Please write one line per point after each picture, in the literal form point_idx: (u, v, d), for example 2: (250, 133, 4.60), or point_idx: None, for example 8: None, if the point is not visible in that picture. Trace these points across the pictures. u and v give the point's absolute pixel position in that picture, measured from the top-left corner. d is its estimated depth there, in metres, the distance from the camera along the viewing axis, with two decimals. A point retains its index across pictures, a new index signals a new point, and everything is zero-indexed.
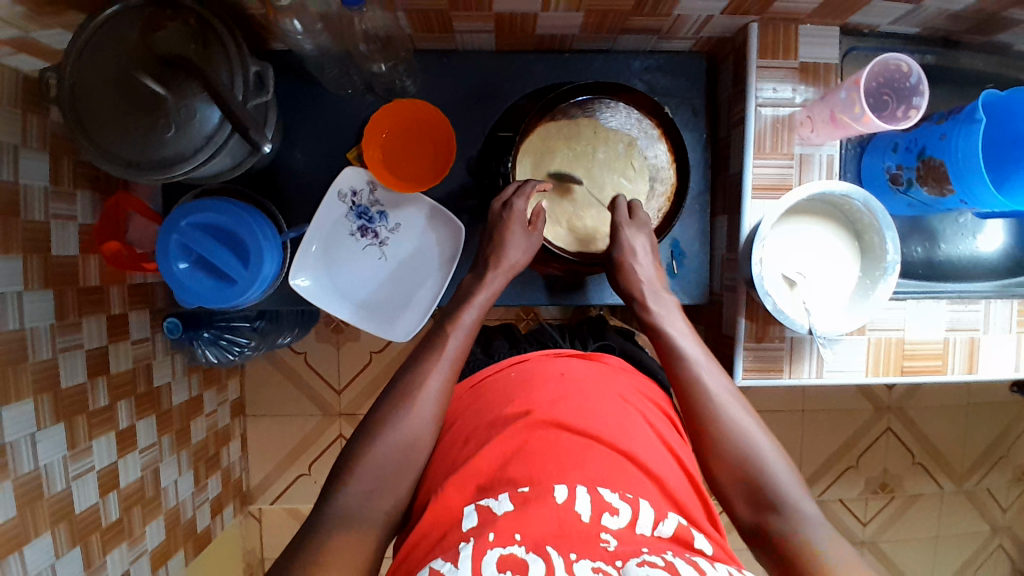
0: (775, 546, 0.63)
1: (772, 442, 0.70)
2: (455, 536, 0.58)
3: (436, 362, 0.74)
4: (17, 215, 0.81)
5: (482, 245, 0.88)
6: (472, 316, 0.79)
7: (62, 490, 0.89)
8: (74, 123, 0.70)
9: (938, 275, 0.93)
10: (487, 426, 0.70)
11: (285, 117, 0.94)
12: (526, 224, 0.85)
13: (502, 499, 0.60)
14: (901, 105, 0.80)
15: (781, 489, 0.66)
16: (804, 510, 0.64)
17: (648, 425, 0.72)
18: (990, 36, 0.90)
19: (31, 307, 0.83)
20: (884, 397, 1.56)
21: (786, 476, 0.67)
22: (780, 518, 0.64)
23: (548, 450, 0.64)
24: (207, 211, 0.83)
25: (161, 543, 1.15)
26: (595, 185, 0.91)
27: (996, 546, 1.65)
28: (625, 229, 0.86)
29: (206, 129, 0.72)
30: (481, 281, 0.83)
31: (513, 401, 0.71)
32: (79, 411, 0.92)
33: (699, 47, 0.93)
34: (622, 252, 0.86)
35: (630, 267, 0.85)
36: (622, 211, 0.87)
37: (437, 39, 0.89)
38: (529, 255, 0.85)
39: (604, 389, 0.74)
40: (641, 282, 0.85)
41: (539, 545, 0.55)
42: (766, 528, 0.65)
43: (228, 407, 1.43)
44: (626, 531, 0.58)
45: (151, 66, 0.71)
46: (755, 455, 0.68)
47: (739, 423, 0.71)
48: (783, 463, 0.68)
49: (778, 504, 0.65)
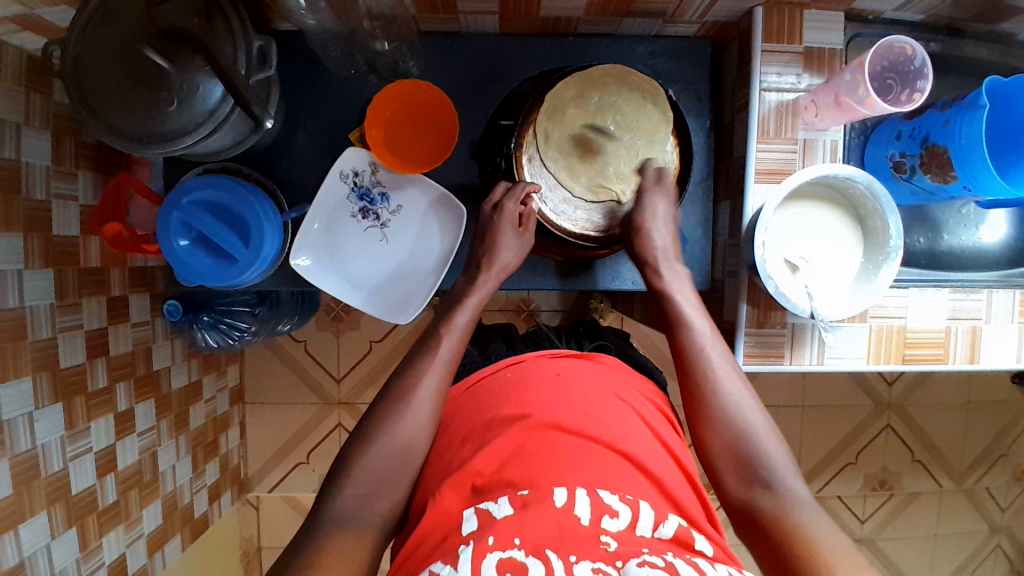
0: (763, 521, 0.64)
1: (765, 415, 0.71)
2: (455, 540, 0.58)
3: (431, 363, 0.74)
4: (19, 193, 0.81)
5: (474, 247, 0.87)
6: (466, 316, 0.79)
7: (59, 469, 0.89)
8: (78, 97, 0.71)
9: (940, 265, 0.93)
10: (483, 427, 0.70)
11: (288, 98, 0.94)
12: (517, 225, 0.85)
13: (502, 502, 0.60)
14: (904, 88, 0.80)
15: (771, 464, 0.67)
16: (792, 488, 0.65)
17: (643, 422, 0.73)
18: (995, 24, 0.89)
19: (31, 285, 0.83)
20: (884, 394, 1.56)
21: (777, 454, 0.68)
22: (770, 496, 0.65)
23: (548, 454, 0.63)
24: (203, 188, 0.83)
25: (158, 527, 1.14)
26: (609, 149, 0.87)
27: (995, 546, 1.64)
28: (649, 192, 0.85)
29: (208, 104, 0.72)
30: (472, 283, 0.82)
31: (510, 402, 0.71)
32: (78, 391, 0.92)
33: (703, 32, 0.93)
34: (642, 216, 0.84)
35: (647, 234, 0.83)
36: (649, 176, 0.86)
37: (441, 20, 0.89)
38: (521, 257, 0.85)
39: (601, 387, 0.75)
40: (655, 248, 0.83)
41: (538, 548, 0.55)
42: (751, 501, 0.66)
43: (227, 394, 1.42)
44: (626, 534, 0.58)
45: (152, 39, 0.70)
46: (749, 430, 0.69)
47: (736, 398, 0.71)
48: (776, 439, 0.69)
49: (770, 481, 0.66)
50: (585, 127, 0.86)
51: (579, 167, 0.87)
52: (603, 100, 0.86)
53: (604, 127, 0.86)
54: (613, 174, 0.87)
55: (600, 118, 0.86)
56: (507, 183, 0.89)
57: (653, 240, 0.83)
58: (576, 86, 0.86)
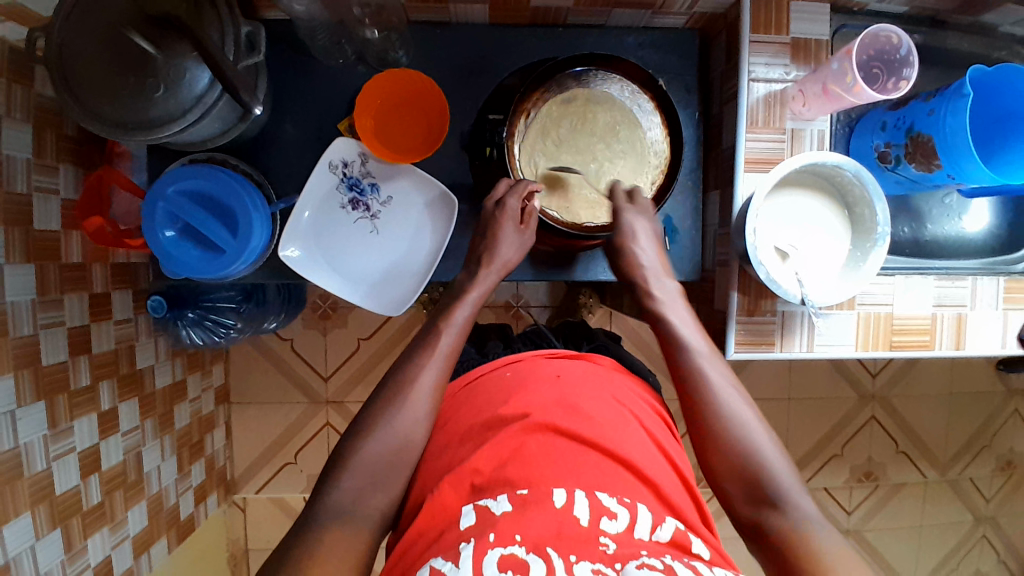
0: (775, 543, 0.63)
1: (769, 432, 0.70)
2: (453, 535, 0.58)
3: (428, 358, 0.73)
4: (0, 186, 0.79)
5: (475, 240, 0.87)
6: (464, 313, 0.78)
7: (43, 469, 0.87)
8: (62, 85, 0.70)
9: (924, 253, 0.95)
10: (481, 426, 0.69)
11: (275, 89, 0.93)
12: (518, 221, 0.85)
13: (501, 499, 0.59)
14: (891, 77, 0.82)
15: (779, 484, 0.66)
16: (802, 509, 0.64)
17: (644, 429, 0.71)
18: (977, 15, 0.92)
19: (12, 282, 0.81)
20: (868, 385, 1.58)
21: (786, 475, 0.67)
22: (778, 516, 0.64)
23: (546, 456, 0.63)
24: (190, 177, 0.82)
25: (143, 530, 1.12)
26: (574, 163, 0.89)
27: (980, 535, 1.67)
28: (625, 212, 0.86)
29: (195, 91, 0.71)
30: (473, 277, 0.82)
31: (507, 402, 0.70)
32: (61, 390, 0.90)
33: (692, 23, 0.94)
34: (621, 236, 0.85)
35: (630, 251, 0.84)
36: (621, 197, 0.87)
37: (431, 10, 0.89)
38: (522, 253, 0.84)
39: (599, 389, 0.74)
40: (642, 267, 0.84)
41: (538, 546, 0.55)
42: (764, 525, 0.65)
43: (212, 393, 1.40)
44: (624, 536, 0.58)
45: (139, 24, 0.69)
46: (754, 450, 0.68)
47: (739, 415, 0.70)
48: (783, 457, 0.68)
49: (778, 501, 0.65)
50: (575, 147, 0.89)
51: (547, 145, 0.88)
52: (609, 137, 0.90)
53: (592, 144, 0.89)
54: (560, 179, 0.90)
55: (591, 144, 0.89)
56: (508, 180, 0.88)
57: (641, 259, 0.84)
58: (613, 110, 0.89)
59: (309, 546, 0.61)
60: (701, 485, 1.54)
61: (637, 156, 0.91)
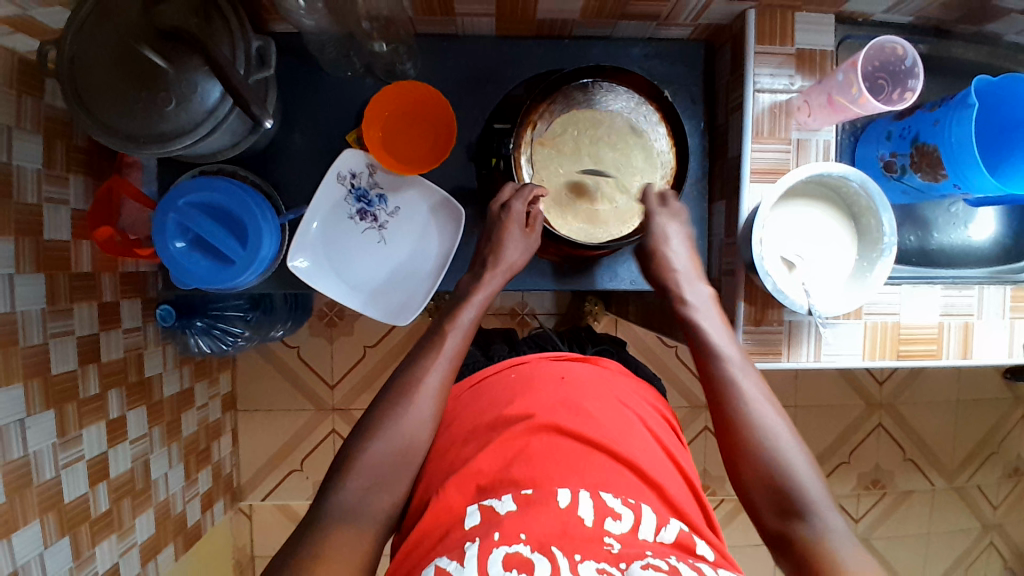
0: (799, 554, 0.63)
1: (801, 445, 0.70)
2: (457, 536, 0.58)
3: (435, 360, 0.74)
4: (12, 197, 0.80)
5: (480, 244, 0.87)
6: (469, 314, 0.79)
7: (51, 478, 0.87)
8: (74, 98, 0.70)
9: (930, 262, 0.95)
10: (486, 426, 0.69)
11: (284, 100, 0.94)
12: (524, 225, 0.85)
13: (505, 499, 0.60)
14: (896, 88, 0.82)
15: (807, 497, 0.66)
16: (829, 521, 0.64)
17: (646, 429, 0.72)
18: (982, 25, 0.92)
19: (22, 291, 0.82)
20: (876, 394, 1.57)
21: (814, 487, 0.66)
22: (806, 527, 0.64)
23: (551, 456, 0.63)
24: (201, 189, 0.83)
25: (150, 537, 1.12)
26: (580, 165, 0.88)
27: (988, 543, 1.66)
28: (656, 215, 0.87)
29: (207, 104, 0.72)
30: (478, 280, 0.82)
31: (513, 403, 0.70)
32: (70, 398, 0.91)
33: (697, 34, 0.95)
34: (654, 239, 0.86)
35: (663, 255, 0.85)
36: (653, 201, 0.88)
37: (438, 22, 0.90)
38: (527, 256, 0.84)
39: (604, 392, 0.74)
40: (674, 271, 0.84)
41: (543, 545, 0.55)
42: (789, 535, 0.65)
43: (219, 401, 1.41)
44: (629, 536, 0.58)
45: (150, 38, 0.70)
46: (784, 461, 0.68)
47: (771, 425, 0.70)
48: (812, 471, 0.68)
49: (806, 512, 0.64)
50: (586, 157, 0.88)
51: (562, 140, 0.88)
52: (624, 158, 0.89)
53: (602, 153, 0.88)
54: (565, 176, 0.88)
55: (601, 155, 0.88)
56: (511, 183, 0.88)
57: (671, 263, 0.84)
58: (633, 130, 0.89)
59: (313, 550, 0.62)
60: (708, 492, 1.53)
61: (620, 219, 0.89)
